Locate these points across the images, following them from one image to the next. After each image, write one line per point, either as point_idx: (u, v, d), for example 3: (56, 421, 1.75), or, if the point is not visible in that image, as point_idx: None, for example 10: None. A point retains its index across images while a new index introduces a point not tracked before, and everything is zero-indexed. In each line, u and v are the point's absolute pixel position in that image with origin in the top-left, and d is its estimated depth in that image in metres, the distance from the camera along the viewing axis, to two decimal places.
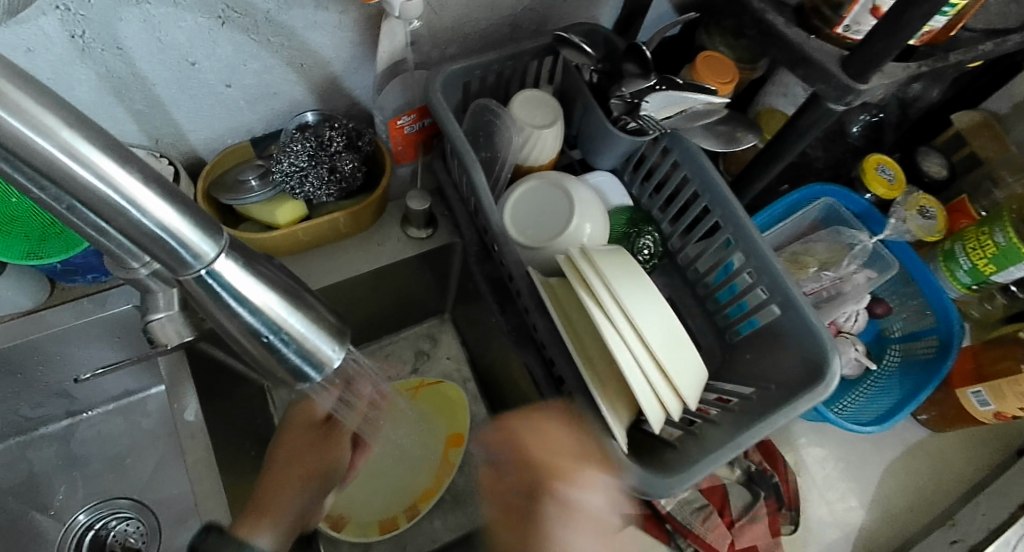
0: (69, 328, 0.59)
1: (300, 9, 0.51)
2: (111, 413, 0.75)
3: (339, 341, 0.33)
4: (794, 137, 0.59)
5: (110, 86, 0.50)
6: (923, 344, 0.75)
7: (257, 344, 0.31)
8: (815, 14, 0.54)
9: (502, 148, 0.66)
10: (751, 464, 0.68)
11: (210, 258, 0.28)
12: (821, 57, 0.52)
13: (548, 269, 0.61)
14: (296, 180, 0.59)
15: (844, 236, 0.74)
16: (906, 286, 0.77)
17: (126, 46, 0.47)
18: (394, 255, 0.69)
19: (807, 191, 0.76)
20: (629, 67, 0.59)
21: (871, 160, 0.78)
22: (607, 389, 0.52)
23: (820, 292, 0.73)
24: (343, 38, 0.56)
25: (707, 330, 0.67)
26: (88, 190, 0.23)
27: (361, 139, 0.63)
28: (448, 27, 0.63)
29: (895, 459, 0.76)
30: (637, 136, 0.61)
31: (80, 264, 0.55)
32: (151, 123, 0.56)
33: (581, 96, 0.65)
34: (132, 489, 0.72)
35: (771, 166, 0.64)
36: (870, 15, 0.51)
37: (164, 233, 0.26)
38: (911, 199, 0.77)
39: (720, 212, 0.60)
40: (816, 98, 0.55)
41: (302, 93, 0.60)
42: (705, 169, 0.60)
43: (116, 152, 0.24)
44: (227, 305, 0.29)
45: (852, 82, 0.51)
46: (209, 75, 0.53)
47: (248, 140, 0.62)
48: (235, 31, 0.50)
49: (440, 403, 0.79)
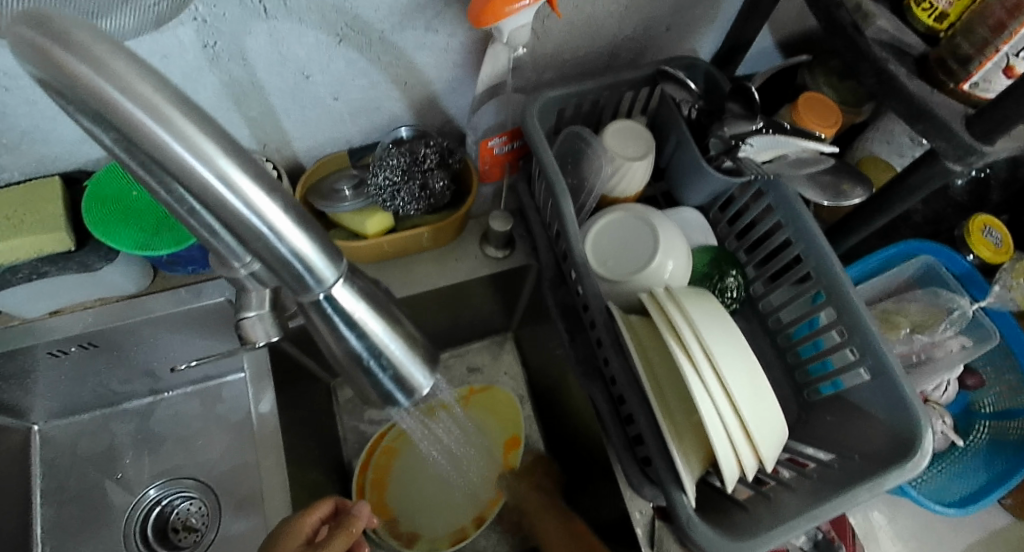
0: (166, 315, 0.62)
1: (412, 30, 0.52)
2: (189, 396, 0.79)
3: (430, 369, 0.34)
4: (903, 192, 0.56)
5: (230, 93, 0.53)
6: (1017, 426, 0.69)
7: (356, 367, 0.32)
8: (940, 66, 0.51)
9: (590, 176, 0.65)
10: (817, 532, 0.64)
11: (330, 283, 0.28)
12: (944, 112, 0.49)
13: (627, 305, 0.61)
14: (389, 193, 0.60)
15: (941, 299, 0.69)
16: (1006, 360, 0.72)
17: (250, 57, 0.50)
18: (470, 272, 0.70)
19: (905, 246, 0.72)
20: (733, 106, 0.58)
21: (978, 220, 0.73)
22: (682, 438, 0.50)
23: (908, 356, 0.70)
24: (449, 59, 0.57)
25: (785, 384, 0.64)
26: (232, 212, 0.24)
27: (452, 157, 0.63)
28: (549, 53, 0.63)
29: (975, 544, 0.71)
30: (732, 176, 0.59)
31: (184, 256, 0.59)
32: (261, 129, 0.58)
33: (676, 130, 0.63)
34: (199, 472, 0.75)
35: (871, 220, 0.61)
36: (1002, 74, 0.49)
37: (294, 259, 0.26)
38: (1018, 266, 0.71)
39: (813, 263, 0.58)
40: (933, 154, 0.52)
41: (401, 109, 0.62)
42: (801, 217, 0.58)
43: (259, 179, 0.25)
44: (338, 329, 0.30)
45: (975, 143, 0.48)
46: (320, 88, 0.55)
47: (345, 150, 0.64)
48: (350, 48, 0.52)
49: (490, 409, 0.78)
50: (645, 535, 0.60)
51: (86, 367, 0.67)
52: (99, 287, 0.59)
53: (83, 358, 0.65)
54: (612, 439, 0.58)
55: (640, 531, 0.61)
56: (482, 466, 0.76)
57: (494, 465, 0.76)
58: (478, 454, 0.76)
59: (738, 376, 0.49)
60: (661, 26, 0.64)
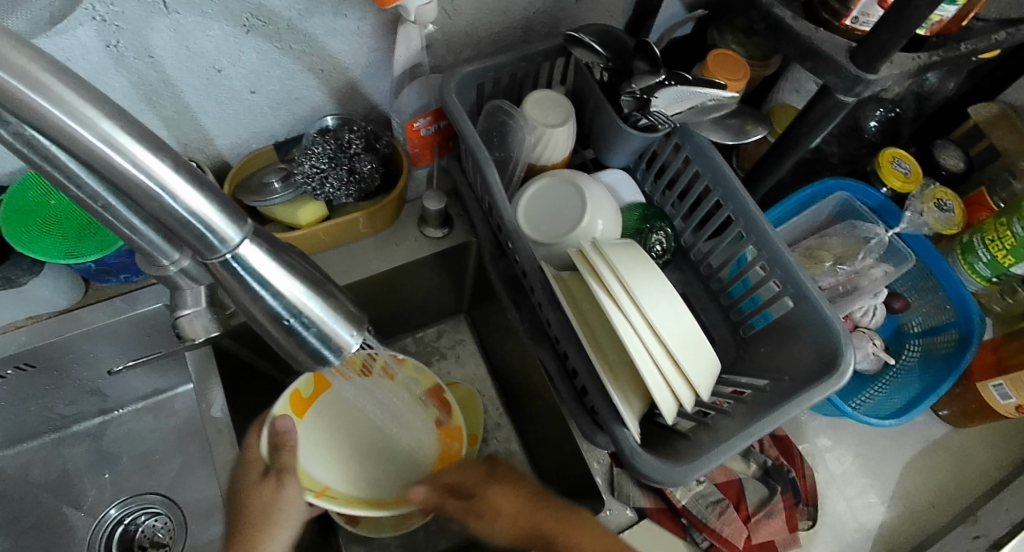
0: (103, 326, 0.63)
1: (320, 16, 0.53)
2: (141, 411, 0.78)
3: (357, 328, 0.36)
4: (805, 129, 0.59)
5: (141, 93, 0.53)
6: (943, 339, 0.74)
7: (279, 327, 0.34)
8: (824, 6, 0.54)
9: (516, 147, 0.67)
10: (767, 459, 0.68)
11: (235, 243, 0.31)
12: (830, 49, 0.52)
13: (562, 265, 0.63)
14: (317, 181, 0.61)
15: (859, 230, 0.74)
16: (925, 280, 0.77)
17: (157, 54, 0.50)
18: (410, 254, 0.71)
19: (821, 185, 0.76)
20: (637, 65, 0.59)
21: (887, 154, 0.77)
22: (620, 379, 0.54)
23: (837, 287, 0.74)
24: (362, 43, 0.58)
25: (722, 325, 0.68)
26: (122, 173, 0.26)
27: (379, 142, 0.65)
28: (463, 30, 0.64)
29: (916, 456, 0.75)
30: (649, 133, 0.62)
31: (113, 264, 0.60)
32: (180, 129, 0.58)
33: (592, 95, 0.66)
34: (160, 485, 0.75)
35: (783, 161, 0.65)
36: (877, 5, 0.52)
37: (193, 218, 0.29)
38: (927, 193, 0.76)
39: (731, 206, 0.60)
40: (826, 90, 0.55)
41: (322, 98, 0.62)
42: (716, 163, 0.61)
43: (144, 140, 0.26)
44: (252, 288, 0.32)
45: (860, 72, 0.51)
46: (234, 81, 0.56)
47: (271, 144, 0.65)
48: (259, 38, 0.52)
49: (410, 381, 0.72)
50: (606, 483, 0.64)
51: (28, 390, 0.66)
52: (29, 305, 0.60)
53: (22, 381, 0.64)
54: (562, 395, 0.61)
55: (600, 480, 0.64)
56: (410, 417, 0.71)
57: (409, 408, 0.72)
58: (408, 404, 0.72)
59: (666, 316, 0.51)
60: None
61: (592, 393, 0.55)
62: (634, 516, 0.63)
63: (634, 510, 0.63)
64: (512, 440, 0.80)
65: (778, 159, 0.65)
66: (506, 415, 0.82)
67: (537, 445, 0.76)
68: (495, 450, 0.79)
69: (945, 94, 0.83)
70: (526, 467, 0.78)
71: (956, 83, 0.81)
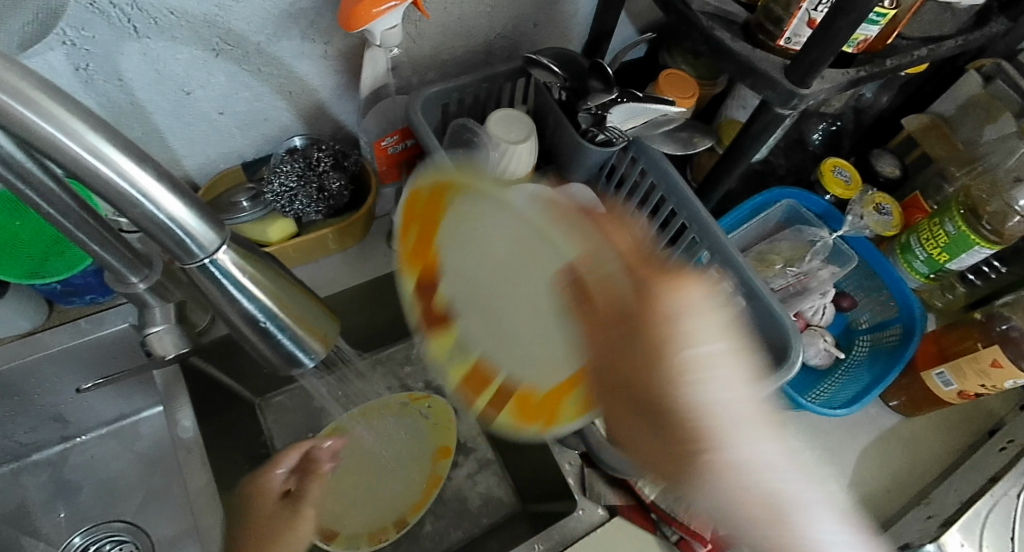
0: (66, 348, 0.63)
1: (289, 40, 0.55)
2: (104, 437, 0.77)
3: (330, 331, 0.38)
4: (749, 141, 0.63)
5: (110, 114, 0.54)
6: (889, 334, 0.79)
7: (254, 331, 0.36)
8: (760, 29, 0.59)
9: (481, 163, 0.69)
10: None
11: (212, 248, 0.32)
12: (766, 67, 0.57)
13: None
14: (286, 199, 0.63)
15: (806, 234, 0.78)
16: (870, 280, 0.82)
17: (127, 77, 0.51)
18: (379, 269, 0.73)
19: (770, 194, 0.81)
20: (592, 84, 0.64)
21: (829, 163, 0.82)
22: (584, 379, 0.56)
23: (788, 288, 0.79)
24: (329, 66, 0.60)
25: None
26: (105, 185, 0.28)
27: (348, 160, 0.67)
28: (427, 54, 0.67)
29: (869, 446, 0.79)
30: (605, 148, 0.64)
31: (78, 285, 0.60)
32: (147, 150, 0.59)
33: (552, 114, 0.69)
34: (126, 511, 0.74)
35: (731, 171, 0.69)
36: (807, 26, 0.56)
37: (172, 225, 0.30)
38: (867, 197, 0.80)
39: (686, 215, 0.64)
40: (766, 105, 0.59)
41: (290, 119, 0.64)
42: (670, 176, 0.64)
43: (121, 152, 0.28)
44: (228, 290, 0.34)
45: (795, 88, 0.55)
46: (204, 103, 0.57)
47: (238, 164, 0.66)
48: (228, 62, 0.54)
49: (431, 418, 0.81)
50: (577, 482, 0.67)
51: None
52: None
53: None
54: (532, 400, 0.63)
55: (572, 480, 0.67)
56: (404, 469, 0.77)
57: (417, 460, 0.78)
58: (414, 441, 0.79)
59: None
60: (527, 21, 0.69)
61: None
62: (607, 515, 0.65)
63: (606, 508, 0.66)
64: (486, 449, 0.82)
65: (727, 170, 0.69)
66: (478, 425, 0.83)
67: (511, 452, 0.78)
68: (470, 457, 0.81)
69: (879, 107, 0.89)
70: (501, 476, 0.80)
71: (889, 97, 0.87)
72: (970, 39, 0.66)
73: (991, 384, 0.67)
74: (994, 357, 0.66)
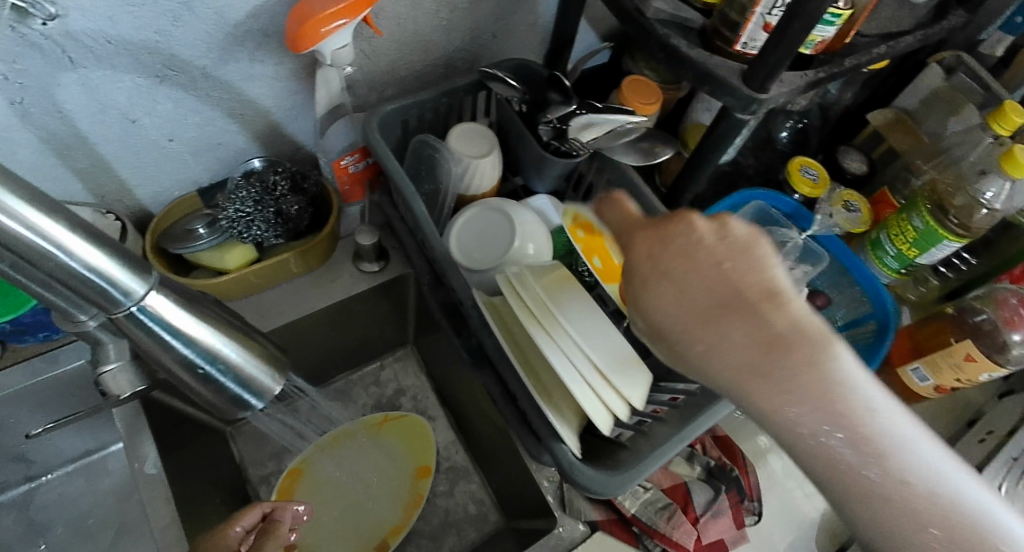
0: (21, 389, 0.61)
1: (236, 63, 0.53)
2: (70, 475, 0.74)
3: (278, 371, 0.38)
4: (713, 145, 0.63)
5: (52, 148, 0.52)
6: (864, 330, 0.79)
7: (196, 373, 0.35)
8: (717, 35, 0.59)
9: (445, 179, 0.68)
10: (710, 460, 0.71)
11: (140, 294, 0.31)
12: (724, 72, 0.56)
13: (495, 290, 0.64)
14: (243, 225, 0.61)
15: (776, 235, 0.76)
16: (842, 277, 0.81)
17: (66, 109, 0.50)
18: (347, 290, 0.71)
19: (739, 195, 0.80)
20: (552, 96, 0.64)
21: (796, 163, 0.83)
22: (554, 397, 0.55)
23: None
24: (281, 87, 0.58)
25: None
26: (16, 236, 0.26)
27: (306, 182, 0.65)
28: (384, 70, 0.66)
29: None
30: (567, 159, 0.65)
31: (30, 323, 0.58)
32: (96, 181, 0.58)
33: (514, 126, 0.68)
34: (95, 551, 0.71)
35: (697, 176, 0.68)
36: (763, 31, 0.55)
37: (92, 273, 0.29)
38: (835, 196, 0.82)
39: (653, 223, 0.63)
40: (726, 110, 0.59)
41: (245, 142, 0.63)
42: (634, 184, 0.64)
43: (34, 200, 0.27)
44: (164, 340, 0.33)
45: (753, 93, 0.55)
46: (151, 132, 0.56)
47: (195, 190, 0.64)
48: (173, 88, 0.53)
49: (405, 438, 0.80)
50: (556, 500, 0.65)
51: None
52: None
53: None
54: (506, 417, 0.62)
55: (550, 498, 0.65)
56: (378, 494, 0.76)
57: (395, 483, 0.77)
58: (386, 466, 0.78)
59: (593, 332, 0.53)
60: (486, 33, 0.68)
61: (532, 415, 0.56)
62: (587, 530, 0.64)
63: (586, 523, 0.65)
64: (467, 465, 0.80)
65: (693, 174, 0.68)
66: (458, 442, 0.82)
67: (491, 468, 0.76)
68: (451, 475, 0.79)
69: (845, 103, 0.89)
70: (483, 493, 0.78)
71: (853, 93, 0.87)
72: (928, 35, 0.66)
73: (966, 377, 0.68)
74: (967, 351, 0.66)
